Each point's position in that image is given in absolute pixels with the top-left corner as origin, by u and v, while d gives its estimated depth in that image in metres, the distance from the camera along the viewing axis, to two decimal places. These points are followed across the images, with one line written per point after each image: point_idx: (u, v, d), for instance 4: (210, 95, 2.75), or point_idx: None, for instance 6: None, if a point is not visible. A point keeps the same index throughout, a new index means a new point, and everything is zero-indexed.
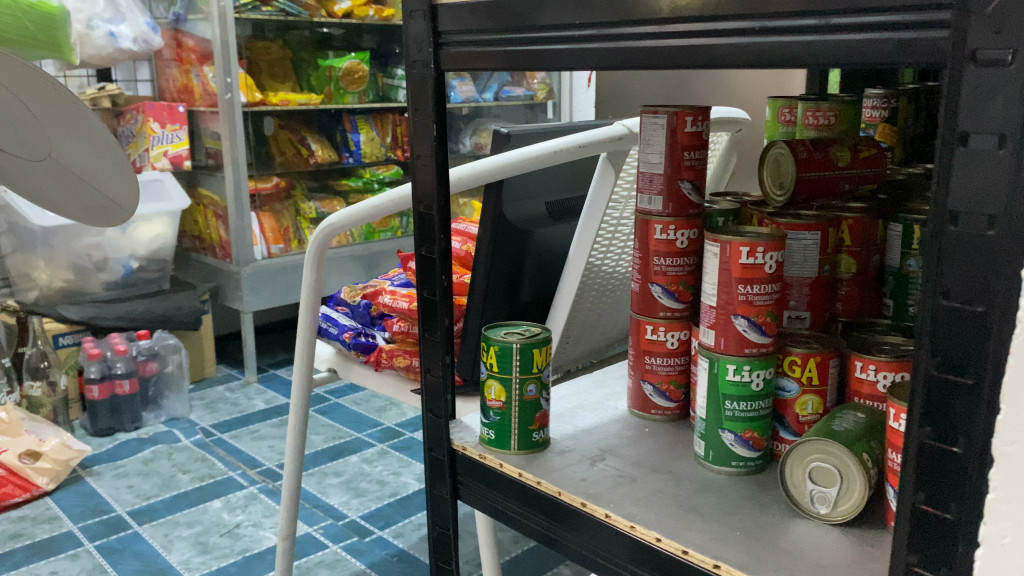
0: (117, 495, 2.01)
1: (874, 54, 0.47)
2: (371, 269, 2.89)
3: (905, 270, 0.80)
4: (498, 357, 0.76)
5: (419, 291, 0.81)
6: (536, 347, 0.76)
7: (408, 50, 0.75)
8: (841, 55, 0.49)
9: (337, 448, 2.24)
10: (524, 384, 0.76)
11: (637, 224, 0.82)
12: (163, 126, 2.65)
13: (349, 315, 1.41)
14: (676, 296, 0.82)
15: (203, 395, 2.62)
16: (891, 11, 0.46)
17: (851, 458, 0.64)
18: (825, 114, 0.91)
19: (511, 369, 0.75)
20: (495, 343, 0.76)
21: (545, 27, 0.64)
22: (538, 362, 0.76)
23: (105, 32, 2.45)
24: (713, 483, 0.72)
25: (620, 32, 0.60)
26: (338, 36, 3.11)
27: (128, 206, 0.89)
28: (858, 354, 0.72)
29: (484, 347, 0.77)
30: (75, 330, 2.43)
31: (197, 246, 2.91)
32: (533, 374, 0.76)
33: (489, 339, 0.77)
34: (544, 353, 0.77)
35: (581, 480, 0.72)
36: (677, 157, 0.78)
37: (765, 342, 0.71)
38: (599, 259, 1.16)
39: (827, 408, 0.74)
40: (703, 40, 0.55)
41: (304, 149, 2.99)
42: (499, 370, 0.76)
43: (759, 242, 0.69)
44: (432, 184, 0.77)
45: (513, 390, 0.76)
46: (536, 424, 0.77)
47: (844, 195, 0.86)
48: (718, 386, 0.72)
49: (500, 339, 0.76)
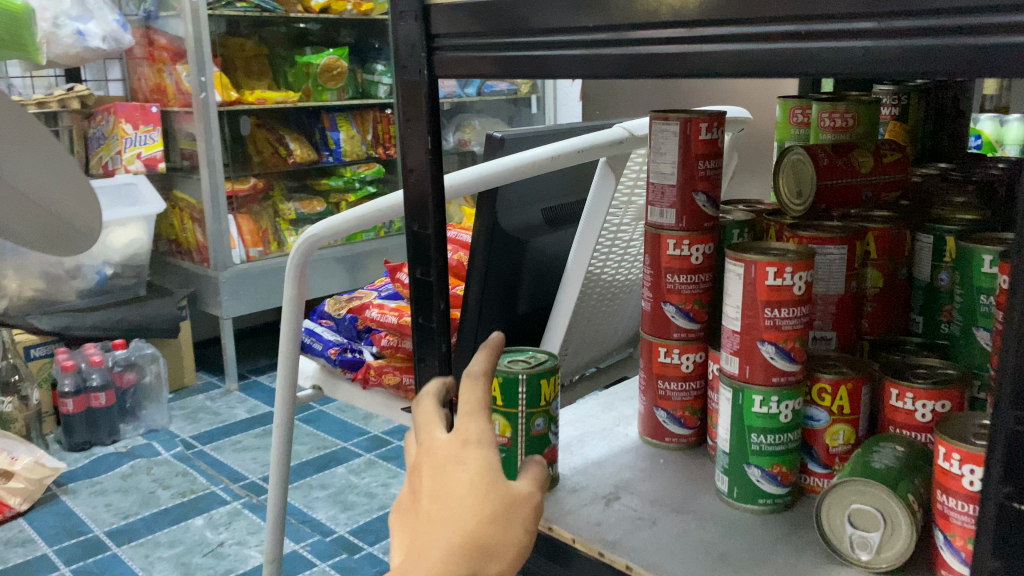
0: (95, 514, 1.93)
1: (953, 61, 0.42)
2: (354, 271, 2.81)
3: (936, 284, 0.75)
4: (500, 390, 0.70)
5: (414, 316, 0.75)
6: (542, 377, 0.70)
7: (397, 54, 0.68)
8: (906, 63, 0.43)
9: (322, 459, 2.17)
10: (531, 418, 0.70)
11: (647, 238, 0.76)
12: (136, 127, 2.55)
13: (334, 329, 1.34)
14: (691, 316, 0.76)
15: (183, 405, 2.54)
16: (964, 12, 0.41)
17: (892, 500, 0.58)
18: (843, 115, 0.84)
19: (516, 403, 0.69)
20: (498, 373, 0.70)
21: (549, 30, 0.58)
22: (545, 394, 0.70)
23: (73, 31, 2.35)
24: (739, 524, 0.66)
25: (640, 36, 0.54)
26: (315, 31, 3.03)
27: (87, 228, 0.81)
28: (892, 381, 0.67)
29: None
30: (47, 341, 2.34)
31: (174, 250, 2.82)
32: (540, 408, 0.70)
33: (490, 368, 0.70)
34: (551, 384, 0.71)
35: (597, 524, 0.66)
36: (692, 167, 0.72)
37: (794, 369, 0.65)
38: (598, 268, 1.10)
39: (859, 437, 0.68)
40: (744, 44, 0.49)
41: (282, 149, 2.91)
42: (502, 404, 0.70)
43: (788, 262, 0.62)
44: (426, 203, 0.70)
45: (518, 425, 0.70)
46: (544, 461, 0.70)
47: (867, 203, 0.80)
48: (743, 418, 0.67)
49: (503, 369, 0.70)
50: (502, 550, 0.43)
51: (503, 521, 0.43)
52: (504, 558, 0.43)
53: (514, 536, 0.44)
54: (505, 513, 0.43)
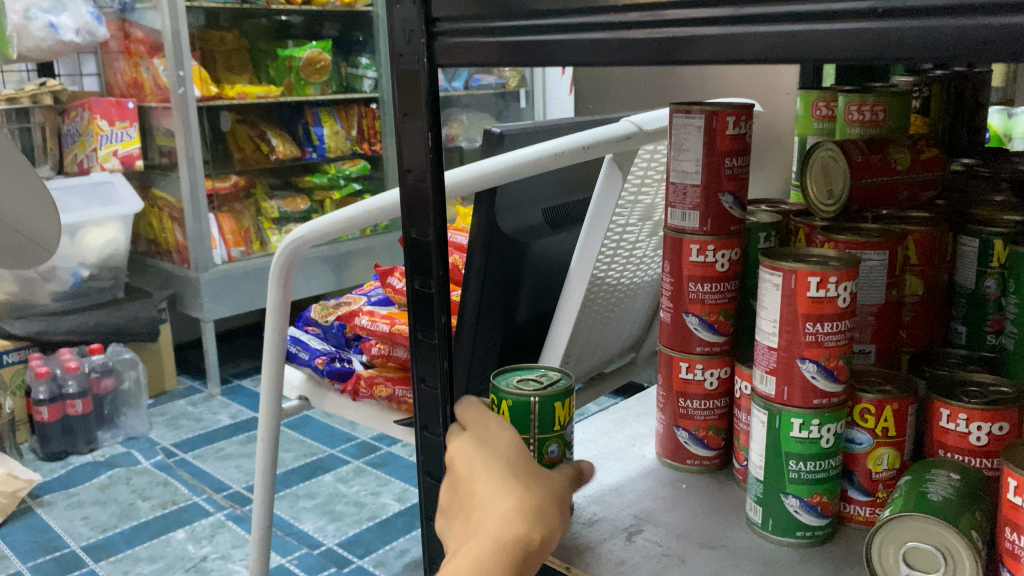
0: (71, 528, 1.84)
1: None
2: (339, 271, 2.73)
3: (981, 292, 0.69)
4: (508, 414, 0.63)
5: (413, 331, 0.68)
6: (558, 400, 0.63)
7: (393, 41, 0.61)
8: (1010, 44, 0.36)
9: (309, 467, 2.10)
10: (545, 444, 0.63)
11: (667, 243, 0.69)
12: (112, 124, 2.45)
13: (321, 337, 1.27)
14: (715, 328, 0.69)
15: (164, 411, 2.46)
16: None
17: (955, 537, 0.52)
18: (872, 109, 0.77)
19: (528, 429, 0.62)
20: (507, 396, 0.63)
21: (563, 12, 0.50)
22: (560, 418, 0.64)
23: (44, 23, 2.26)
24: (777, 560, 0.60)
25: (673, 14, 0.46)
26: (297, 24, 2.94)
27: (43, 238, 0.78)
28: (942, 401, 0.60)
29: (491, 402, 0.64)
30: (20, 347, 2.25)
31: (153, 250, 2.73)
32: (554, 433, 0.63)
33: (498, 392, 0.64)
34: (565, 407, 0.64)
35: (620, 564, 0.60)
36: (717, 165, 0.65)
37: (837, 390, 0.59)
38: (603, 271, 1.03)
39: (905, 462, 0.62)
40: (807, 24, 0.41)
41: (264, 145, 2.82)
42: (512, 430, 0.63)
43: (832, 271, 0.56)
44: (427, 205, 0.63)
45: (530, 451, 0.63)
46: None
47: (903, 203, 0.74)
48: (780, 443, 0.60)
49: (513, 390, 0.63)
50: (546, 512, 0.49)
51: (540, 489, 0.51)
52: (550, 521, 0.49)
53: (554, 506, 0.50)
54: (540, 485, 0.51)
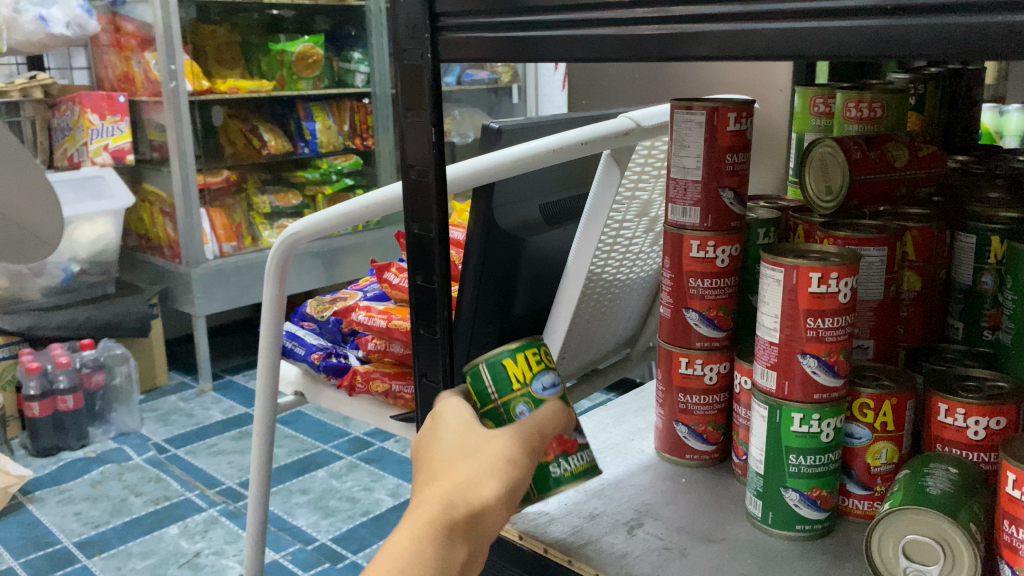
0: (63, 524, 1.84)
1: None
2: (330, 266, 2.73)
3: (978, 287, 0.69)
4: (472, 392, 0.58)
5: (415, 325, 0.68)
6: (505, 357, 0.57)
7: (397, 36, 0.61)
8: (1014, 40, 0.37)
9: (302, 462, 2.10)
10: (510, 407, 0.57)
11: (667, 238, 0.70)
12: (103, 118, 2.45)
13: (317, 332, 1.27)
14: (715, 324, 0.70)
15: (155, 406, 2.45)
16: None
17: (954, 531, 0.53)
18: (870, 106, 0.78)
19: (486, 398, 0.57)
20: (466, 374, 0.59)
21: (565, 8, 0.50)
22: (518, 374, 0.57)
23: (34, 16, 2.25)
24: (777, 553, 0.61)
25: (679, 10, 0.46)
26: (289, 17, 2.93)
27: (51, 237, 0.72)
28: (940, 396, 0.60)
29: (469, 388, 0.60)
30: (11, 342, 2.24)
31: (144, 245, 2.72)
32: (514, 392, 0.57)
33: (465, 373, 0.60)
34: (523, 360, 0.57)
35: (622, 557, 0.60)
36: (718, 161, 0.66)
37: (837, 385, 0.59)
38: (600, 267, 1.04)
39: (903, 456, 0.63)
40: (815, 20, 0.41)
41: (256, 139, 2.81)
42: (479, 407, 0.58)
43: (834, 267, 0.56)
44: (430, 200, 0.63)
45: (501, 422, 0.57)
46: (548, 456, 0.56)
47: (900, 199, 0.74)
48: (780, 437, 0.61)
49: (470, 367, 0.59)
50: (482, 484, 0.48)
51: (481, 459, 0.50)
52: (486, 489, 0.48)
53: (495, 473, 0.49)
54: (481, 455, 0.50)
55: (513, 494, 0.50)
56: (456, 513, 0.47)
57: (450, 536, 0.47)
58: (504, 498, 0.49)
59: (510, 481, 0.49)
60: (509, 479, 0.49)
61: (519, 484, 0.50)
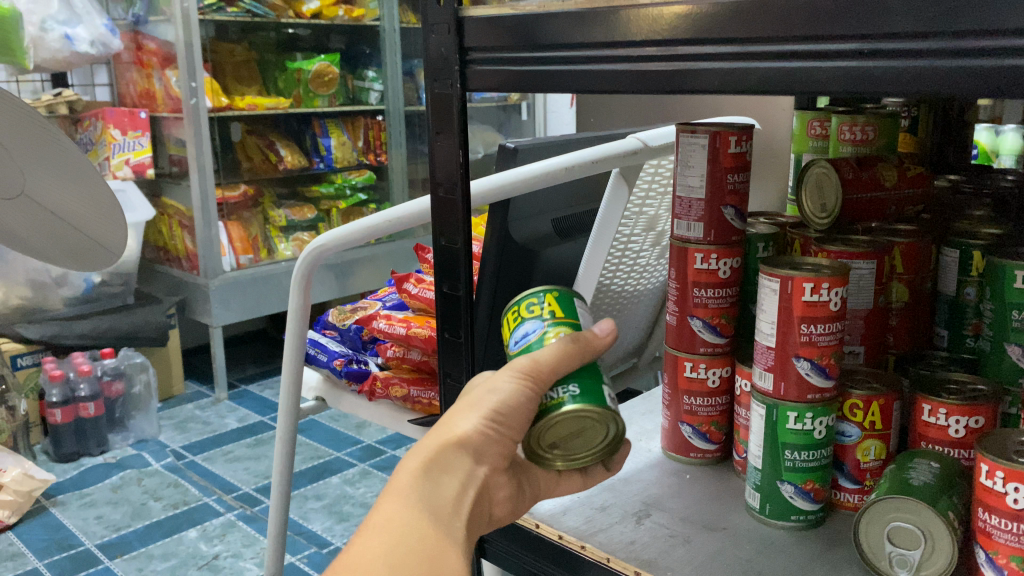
0: (84, 527, 1.89)
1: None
2: (342, 279, 2.79)
3: (961, 298, 0.75)
4: None
5: (440, 330, 0.74)
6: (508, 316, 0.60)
7: (429, 67, 0.67)
8: (977, 81, 0.42)
9: (316, 469, 2.15)
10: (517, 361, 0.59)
11: (673, 251, 0.75)
12: (125, 133, 2.51)
13: (338, 340, 1.32)
14: (718, 330, 0.75)
15: (172, 414, 2.51)
16: (1011, 34, 0.41)
17: (932, 517, 0.58)
18: (862, 129, 0.83)
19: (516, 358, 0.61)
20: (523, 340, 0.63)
21: (582, 46, 0.57)
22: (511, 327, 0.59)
23: (60, 35, 2.31)
24: (774, 541, 0.66)
25: (682, 48, 0.52)
26: (305, 36, 3.00)
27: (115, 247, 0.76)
28: (925, 397, 0.66)
29: None
30: (34, 350, 2.31)
31: (162, 257, 2.79)
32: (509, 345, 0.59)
33: None
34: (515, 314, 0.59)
35: (630, 543, 0.66)
36: (720, 180, 0.71)
37: (829, 386, 0.65)
38: (608, 278, 1.10)
39: (890, 453, 0.68)
40: (800, 62, 0.48)
41: (273, 156, 2.88)
42: None
43: (824, 278, 0.62)
44: (456, 217, 0.69)
45: None
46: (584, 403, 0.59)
47: (890, 217, 0.80)
48: (777, 434, 0.66)
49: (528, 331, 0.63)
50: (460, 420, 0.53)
51: (465, 403, 0.54)
52: (463, 422, 0.53)
53: (473, 407, 0.53)
54: (466, 400, 0.54)
55: (502, 422, 0.53)
56: (440, 446, 0.52)
57: (436, 467, 0.51)
58: (488, 427, 0.53)
59: (489, 410, 0.53)
60: (488, 408, 0.53)
61: (501, 408, 0.53)
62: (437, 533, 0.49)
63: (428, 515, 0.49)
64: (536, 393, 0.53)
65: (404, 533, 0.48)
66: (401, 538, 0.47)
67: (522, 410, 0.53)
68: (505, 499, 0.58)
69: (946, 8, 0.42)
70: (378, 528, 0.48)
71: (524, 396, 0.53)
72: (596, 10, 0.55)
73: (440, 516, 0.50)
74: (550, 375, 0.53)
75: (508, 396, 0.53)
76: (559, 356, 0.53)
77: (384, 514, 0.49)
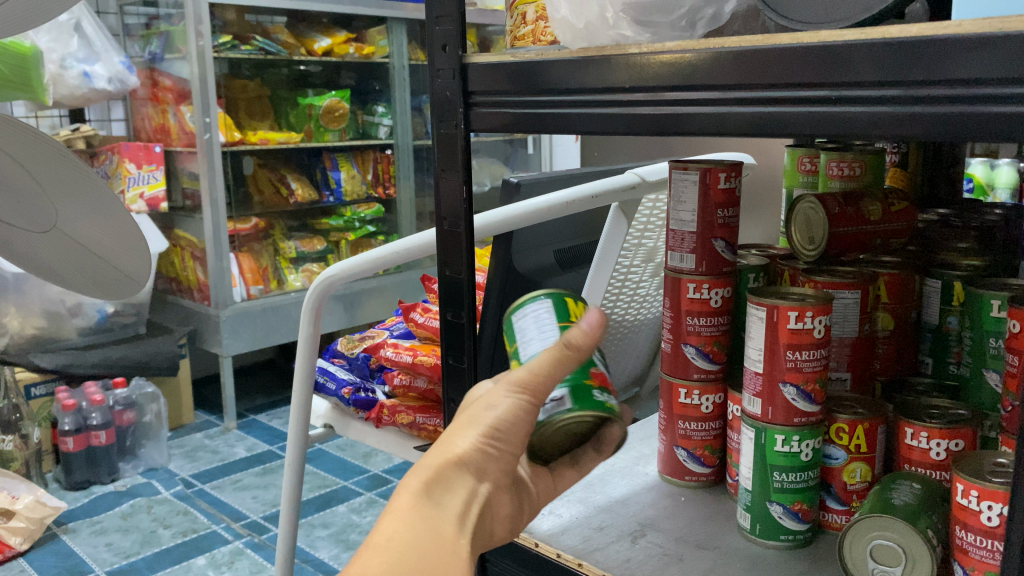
0: (95, 554, 1.91)
1: (981, 130, 0.44)
2: (351, 310, 2.83)
3: (944, 327, 0.78)
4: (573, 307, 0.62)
5: (445, 357, 0.77)
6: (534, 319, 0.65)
7: (435, 108, 0.71)
8: (945, 125, 0.45)
9: (323, 498, 2.17)
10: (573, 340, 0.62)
11: (666, 281, 0.79)
12: (140, 167, 2.56)
13: (347, 368, 1.36)
14: (710, 357, 0.78)
15: (182, 443, 2.53)
16: (954, 85, 0.45)
17: (912, 535, 0.61)
18: (849, 165, 0.87)
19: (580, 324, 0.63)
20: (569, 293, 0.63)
21: (573, 92, 0.61)
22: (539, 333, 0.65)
23: (79, 72, 2.38)
24: (764, 560, 0.69)
25: (669, 95, 0.56)
26: (315, 72, 3.07)
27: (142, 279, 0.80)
28: (907, 421, 0.69)
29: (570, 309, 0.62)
30: (48, 379, 2.34)
31: (174, 288, 2.84)
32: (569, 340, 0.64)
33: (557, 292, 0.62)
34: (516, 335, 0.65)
35: (626, 561, 0.69)
36: (711, 215, 0.75)
37: (815, 410, 0.68)
38: (609, 308, 1.13)
39: (876, 475, 0.71)
40: (774, 107, 0.51)
41: (284, 189, 2.95)
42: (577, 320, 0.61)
43: (808, 306, 0.65)
44: (460, 249, 0.73)
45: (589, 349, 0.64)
46: (594, 380, 0.59)
47: (877, 249, 0.83)
48: (766, 457, 0.69)
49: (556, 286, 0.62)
50: (456, 439, 0.55)
51: (460, 422, 0.56)
52: (462, 440, 0.55)
53: (471, 424, 0.55)
54: (460, 420, 0.56)
55: (498, 438, 0.55)
56: (439, 466, 0.54)
57: (438, 484, 0.53)
58: (487, 444, 0.55)
59: (488, 427, 0.55)
60: (487, 426, 0.55)
61: (494, 426, 0.55)
62: (441, 546, 0.50)
63: (433, 531, 0.51)
64: (533, 402, 0.55)
65: (408, 548, 0.49)
66: (408, 550, 0.49)
67: (518, 427, 0.55)
68: (505, 517, 0.60)
69: (903, 61, 0.46)
70: (380, 545, 0.50)
71: (522, 408, 0.55)
72: (588, 58, 0.60)
73: (445, 532, 0.51)
74: (543, 381, 0.55)
75: (505, 410, 0.55)
76: (551, 366, 0.55)
77: (386, 533, 0.50)
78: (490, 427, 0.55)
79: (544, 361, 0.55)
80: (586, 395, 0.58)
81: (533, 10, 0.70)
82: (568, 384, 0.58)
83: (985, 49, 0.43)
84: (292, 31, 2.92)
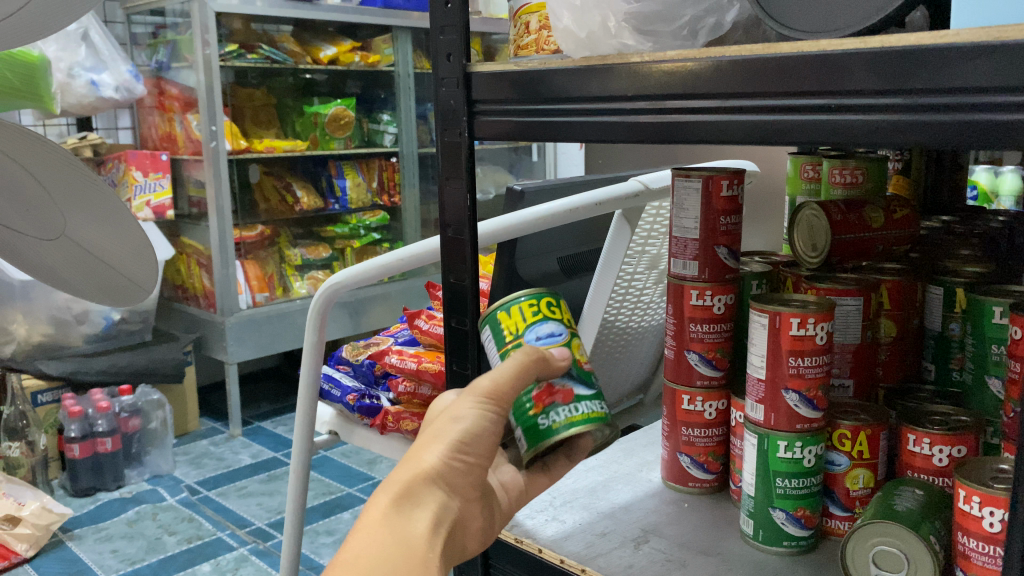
0: (100, 560, 1.91)
1: (982, 137, 0.44)
2: (356, 317, 2.84)
3: (946, 334, 0.78)
4: (509, 321, 0.64)
5: (448, 363, 0.78)
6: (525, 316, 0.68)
7: (439, 117, 0.72)
8: (952, 132, 0.46)
9: (328, 505, 2.18)
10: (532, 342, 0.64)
11: (670, 289, 0.79)
12: (146, 174, 2.58)
13: (352, 375, 1.36)
14: (713, 364, 0.79)
15: (187, 450, 2.54)
16: (954, 93, 0.45)
17: (913, 541, 0.61)
18: (851, 172, 0.87)
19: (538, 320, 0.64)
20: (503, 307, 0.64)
21: (575, 100, 0.62)
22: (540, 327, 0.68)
23: (86, 81, 2.39)
24: (766, 565, 0.69)
25: (672, 104, 0.57)
26: (321, 81, 3.08)
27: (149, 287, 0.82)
28: (909, 427, 0.69)
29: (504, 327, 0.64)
30: (55, 387, 2.35)
31: (180, 295, 2.85)
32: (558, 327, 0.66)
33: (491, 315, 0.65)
34: None
35: (629, 567, 0.69)
36: (713, 222, 0.75)
37: (817, 416, 0.68)
38: (613, 315, 1.13)
39: (878, 481, 0.71)
40: (776, 115, 0.52)
41: (290, 197, 2.96)
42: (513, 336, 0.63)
43: (810, 313, 0.66)
44: (464, 256, 0.73)
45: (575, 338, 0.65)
46: (537, 406, 0.59)
47: (878, 256, 0.84)
48: (768, 463, 0.70)
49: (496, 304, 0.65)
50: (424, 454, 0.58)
51: (427, 438, 0.59)
52: (429, 454, 0.57)
53: (439, 439, 0.58)
54: (428, 435, 0.59)
55: (465, 450, 0.58)
56: (408, 480, 0.56)
57: (407, 499, 0.56)
58: (454, 457, 0.58)
59: (455, 440, 0.58)
60: (454, 438, 0.58)
61: (462, 438, 0.58)
62: (409, 559, 0.53)
63: (401, 544, 0.54)
64: (498, 413, 0.59)
65: (378, 564, 0.52)
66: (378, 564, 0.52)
67: (484, 439, 0.59)
68: (476, 528, 0.63)
69: (903, 68, 0.46)
70: (350, 563, 0.52)
71: (487, 419, 0.59)
72: (591, 67, 0.60)
73: (415, 544, 0.54)
74: (509, 391, 0.58)
75: (471, 421, 0.58)
76: (514, 373, 0.58)
77: (355, 550, 0.53)
78: (457, 439, 0.58)
79: (508, 373, 0.58)
80: (534, 430, 0.59)
81: (536, 20, 0.71)
82: (519, 423, 0.60)
83: (986, 57, 0.43)
84: (298, 40, 2.93)
